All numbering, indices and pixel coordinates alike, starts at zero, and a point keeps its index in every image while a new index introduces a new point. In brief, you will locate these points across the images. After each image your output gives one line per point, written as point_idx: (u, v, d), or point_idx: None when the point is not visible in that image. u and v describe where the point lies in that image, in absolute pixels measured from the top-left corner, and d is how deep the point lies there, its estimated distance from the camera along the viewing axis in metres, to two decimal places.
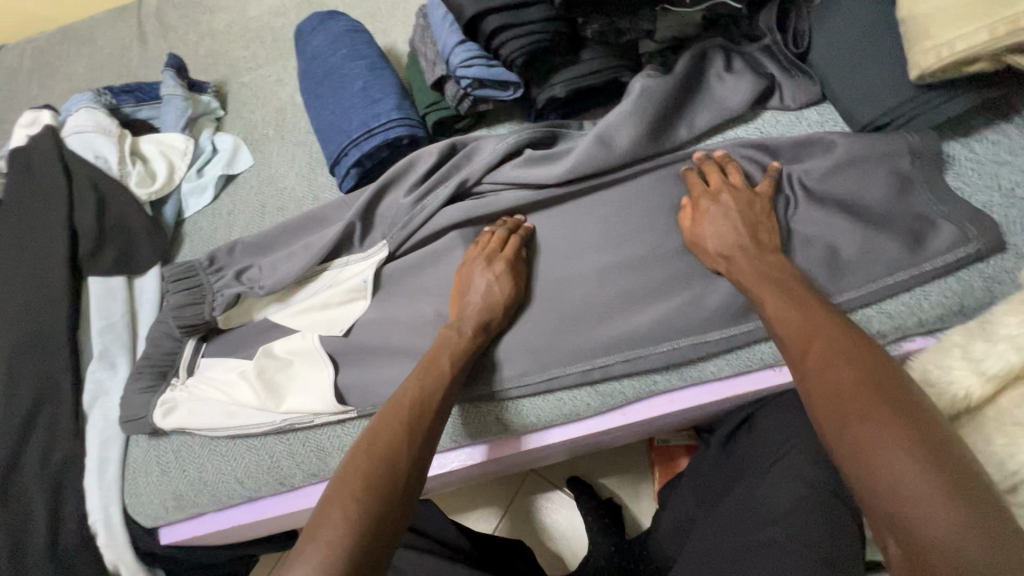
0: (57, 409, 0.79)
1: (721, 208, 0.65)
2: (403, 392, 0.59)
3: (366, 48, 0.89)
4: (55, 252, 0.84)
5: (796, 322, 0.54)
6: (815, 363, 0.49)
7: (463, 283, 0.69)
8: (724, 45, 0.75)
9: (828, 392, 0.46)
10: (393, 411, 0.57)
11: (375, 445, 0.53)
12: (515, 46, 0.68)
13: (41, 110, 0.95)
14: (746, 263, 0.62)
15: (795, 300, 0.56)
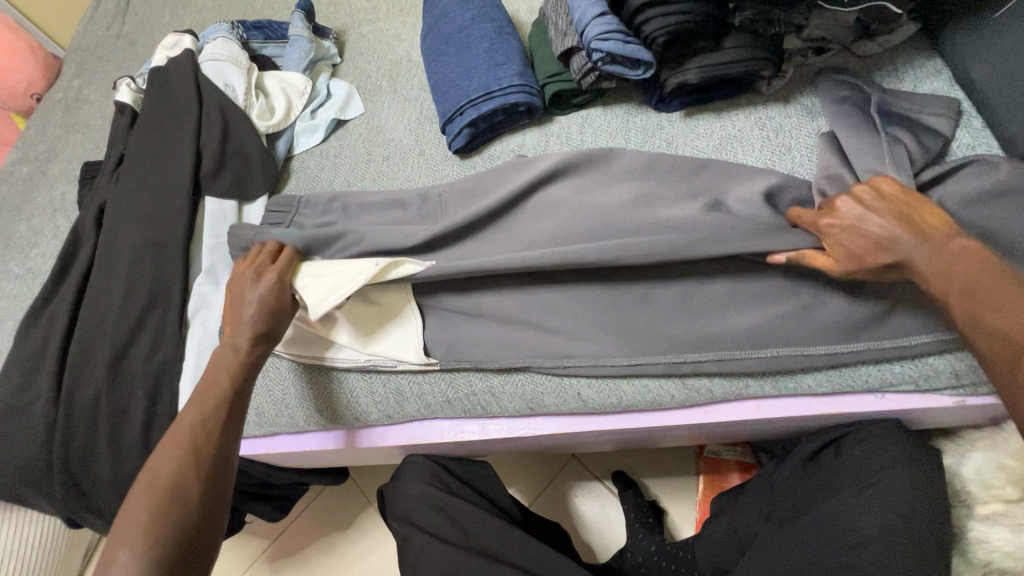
0: (166, 312, 0.85)
1: (887, 226, 0.56)
2: (188, 413, 0.61)
3: (495, 12, 0.90)
4: (181, 169, 0.90)
5: (998, 332, 0.50)
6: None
7: (235, 299, 0.67)
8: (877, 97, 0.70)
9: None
10: (177, 432, 0.60)
11: (160, 471, 0.57)
12: (660, 24, 0.68)
13: (183, 35, 1.01)
14: (922, 262, 0.54)
15: (979, 286, 0.52)
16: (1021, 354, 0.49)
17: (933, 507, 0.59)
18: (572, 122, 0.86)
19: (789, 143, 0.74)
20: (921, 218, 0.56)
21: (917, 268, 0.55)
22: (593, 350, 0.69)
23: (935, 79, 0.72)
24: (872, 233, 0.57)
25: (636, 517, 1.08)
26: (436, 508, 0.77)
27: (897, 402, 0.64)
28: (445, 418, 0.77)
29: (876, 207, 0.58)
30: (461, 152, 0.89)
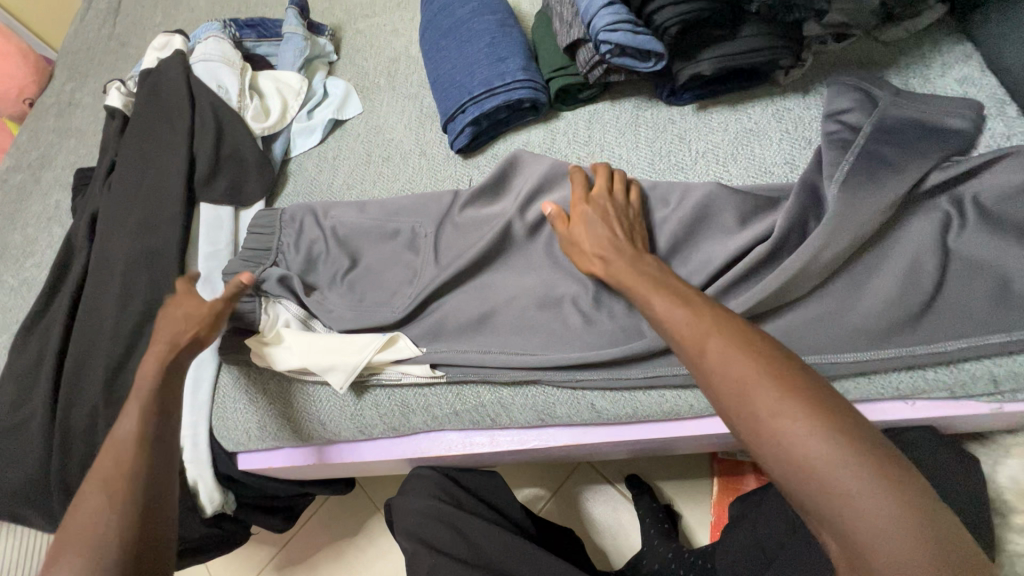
0: (162, 324, 0.82)
1: (597, 212, 0.65)
2: (118, 448, 0.54)
3: (496, 3, 0.86)
4: (174, 175, 0.87)
5: (682, 322, 0.49)
6: (747, 401, 0.42)
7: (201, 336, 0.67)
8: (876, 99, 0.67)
9: (730, 380, 0.44)
10: (102, 474, 0.53)
11: (93, 511, 0.50)
12: (673, 13, 0.64)
13: (173, 36, 0.97)
14: (633, 280, 0.56)
15: (686, 309, 0.50)
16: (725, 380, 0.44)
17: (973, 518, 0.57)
18: (579, 118, 0.82)
19: (809, 136, 0.71)
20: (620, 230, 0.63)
21: (636, 290, 0.55)
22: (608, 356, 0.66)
23: (965, 64, 0.68)
24: (608, 224, 0.63)
25: (651, 522, 1.05)
26: (446, 524, 0.73)
27: (931, 410, 0.60)
28: (453, 430, 0.74)
29: (608, 213, 0.64)
30: (464, 152, 0.85)
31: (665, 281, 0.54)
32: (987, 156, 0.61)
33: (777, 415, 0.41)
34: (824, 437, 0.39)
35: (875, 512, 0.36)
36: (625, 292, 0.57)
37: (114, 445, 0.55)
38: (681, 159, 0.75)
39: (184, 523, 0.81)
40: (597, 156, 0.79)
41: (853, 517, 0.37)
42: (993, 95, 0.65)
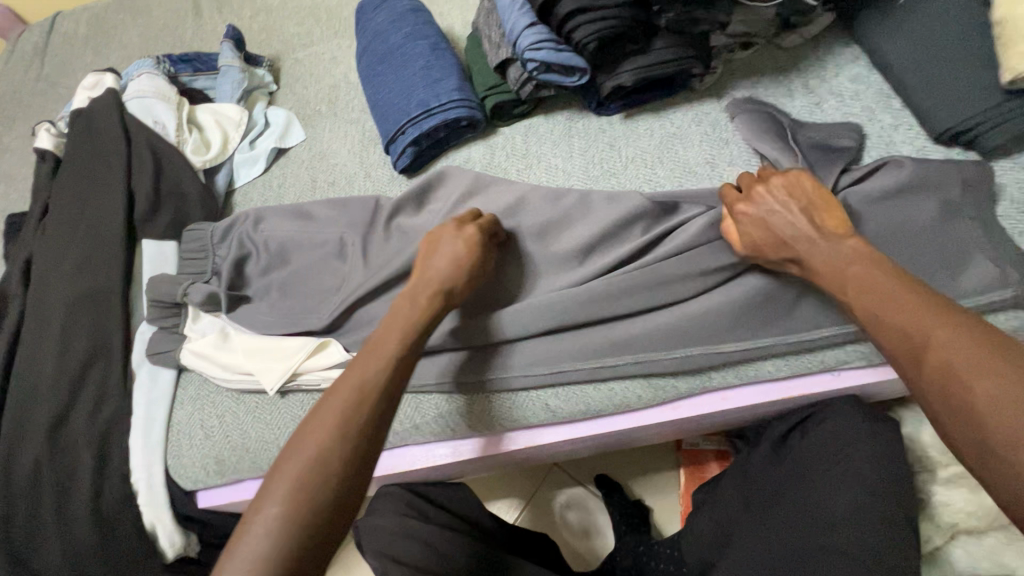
0: (108, 366, 0.80)
1: (772, 200, 0.61)
2: (328, 397, 0.53)
3: (428, 28, 0.89)
4: (113, 213, 0.86)
5: (891, 306, 0.50)
6: (927, 354, 0.46)
7: (430, 247, 0.68)
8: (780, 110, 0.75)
9: (917, 353, 0.47)
10: (324, 407, 0.52)
11: (314, 439, 0.50)
12: (590, 30, 0.68)
13: (104, 74, 0.96)
14: (820, 258, 0.57)
15: (885, 295, 0.51)
16: (917, 351, 0.47)
17: (897, 478, 0.61)
18: (516, 132, 0.86)
19: (726, 136, 0.76)
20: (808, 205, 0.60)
21: (819, 272, 0.57)
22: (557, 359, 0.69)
23: (854, 65, 0.75)
24: (778, 223, 0.60)
25: (621, 519, 1.07)
26: (416, 538, 0.74)
27: (853, 378, 0.66)
28: (415, 444, 0.75)
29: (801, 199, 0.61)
30: (407, 172, 0.88)
31: (878, 265, 0.53)
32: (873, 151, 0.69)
33: (957, 362, 0.44)
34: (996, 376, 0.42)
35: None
36: (809, 272, 0.58)
37: (333, 387, 0.54)
38: (613, 165, 0.79)
39: None
40: (535, 167, 0.82)
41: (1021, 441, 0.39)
42: (880, 90, 0.72)
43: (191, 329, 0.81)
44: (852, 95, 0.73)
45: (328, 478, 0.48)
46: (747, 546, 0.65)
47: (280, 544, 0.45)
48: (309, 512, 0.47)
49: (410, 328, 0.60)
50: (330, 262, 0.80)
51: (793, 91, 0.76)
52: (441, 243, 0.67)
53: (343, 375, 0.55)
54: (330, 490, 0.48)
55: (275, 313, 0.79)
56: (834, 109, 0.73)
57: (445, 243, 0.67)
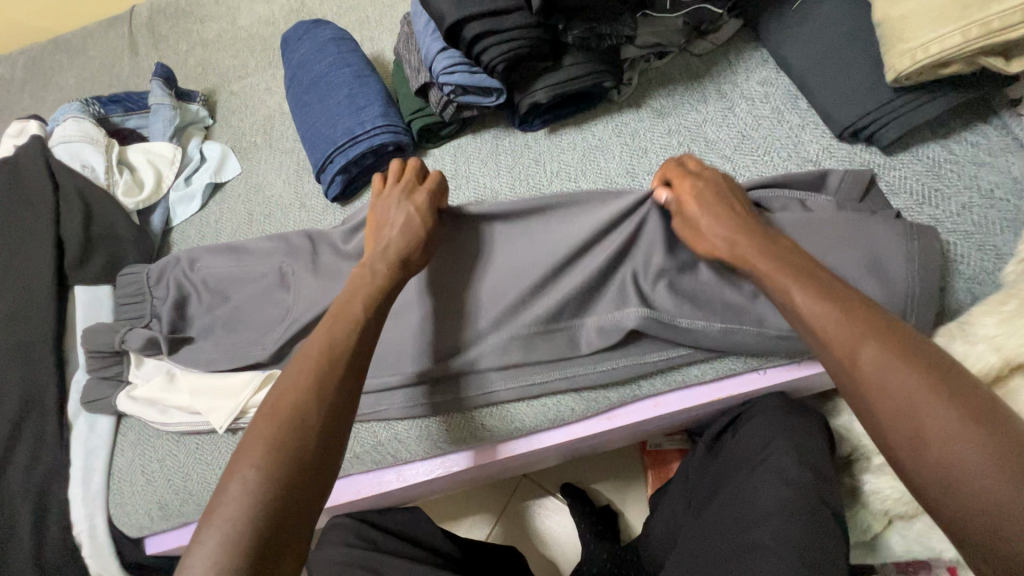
0: (43, 417, 0.78)
1: (704, 209, 0.61)
2: (294, 365, 0.53)
3: (352, 55, 0.90)
4: (41, 262, 0.84)
5: (821, 315, 0.48)
6: (850, 366, 0.45)
7: (380, 217, 0.67)
8: (698, 116, 0.77)
9: (846, 357, 0.46)
10: (296, 369, 0.53)
11: (287, 396, 0.50)
12: (496, 52, 0.69)
13: (29, 121, 0.95)
14: (763, 262, 0.55)
15: (824, 295, 0.49)
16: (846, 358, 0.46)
17: (822, 470, 0.62)
18: (446, 153, 0.86)
19: (644, 145, 0.77)
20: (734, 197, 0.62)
21: (756, 266, 0.55)
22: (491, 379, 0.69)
23: (763, 67, 0.77)
24: (719, 217, 0.60)
25: (587, 527, 1.08)
26: (363, 567, 0.73)
27: (780, 375, 0.67)
28: (360, 473, 0.74)
29: (715, 203, 0.61)
30: (340, 199, 0.88)
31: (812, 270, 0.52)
32: (786, 152, 0.71)
33: (879, 374, 0.43)
34: (920, 382, 0.41)
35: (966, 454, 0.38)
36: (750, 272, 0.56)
37: (297, 356, 0.54)
38: (539, 180, 0.80)
39: None
40: (463, 187, 0.83)
41: (945, 455, 0.39)
42: (787, 92, 0.74)
43: (136, 375, 0.79)
44: (763, 98, 0.75)
45: (308, 425, 0.49)
46: (685, 545, 0.66)
47: (265, 485, 0.45)
48: (294, 458, 0.47)
49: (345, 308, 0.58)
50: (264, 296, 0.80)
51: (707, 96, 0.78)
52: (388, 212, 0.67)
53: (304, 344, 0.56)
54: (309, 440, 0.48)
55: (210, 351, 0.78)
56: (746, 111, 0.75)
57: (397, 208, 0.67)
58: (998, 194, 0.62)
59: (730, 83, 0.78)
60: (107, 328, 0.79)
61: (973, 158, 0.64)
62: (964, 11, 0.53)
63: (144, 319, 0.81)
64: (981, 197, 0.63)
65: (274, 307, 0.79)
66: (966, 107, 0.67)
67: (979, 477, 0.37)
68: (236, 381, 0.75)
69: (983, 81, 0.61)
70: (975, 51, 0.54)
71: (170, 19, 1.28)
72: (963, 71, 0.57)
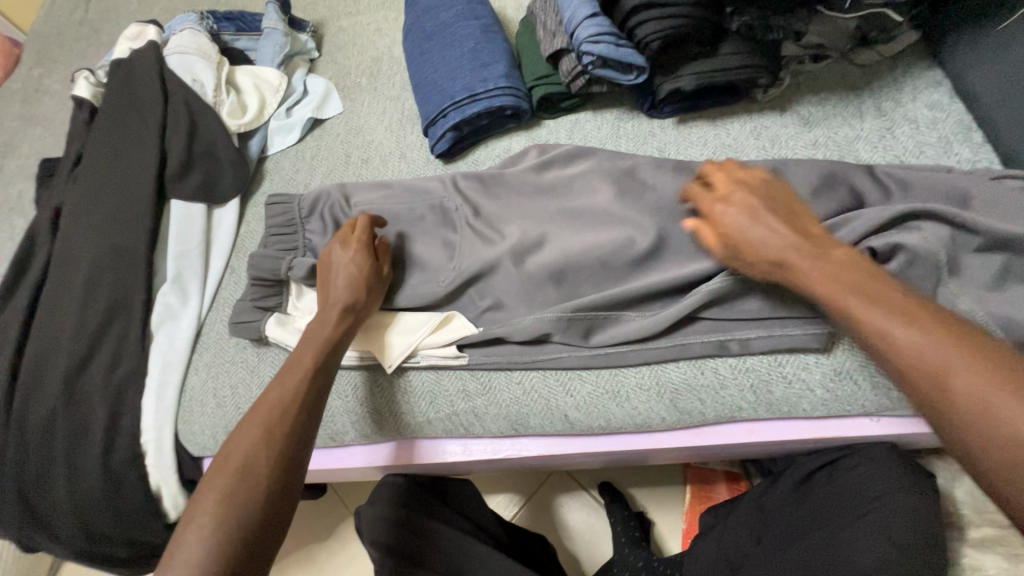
0: (128, 323, 0.79)
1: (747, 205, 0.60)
2: (236, 449, 0.52)
3: (481, 9, 0.85)
4: (145, 170, 0.84)
5: (916, 324, 0.46)
6: (914, 363, 0.45)
7: (325, 271, 0.68)
8: (852, 133, 0.70)
9: (923, 372, 0.44)
10: (230, 455, 0.51)
11: (230, 459, 0.51)
12: (654, 26, 0.64)
13: (147, 26, 0.95)
14: (815, 269, 0.53)
15: (888, 305, 0.48)
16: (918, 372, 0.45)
17: (931, 538, 0.57)
18: (561, 127, 0.82)
19: (785, 153, 0.71)
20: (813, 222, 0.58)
21: (807, 269, 0.54)
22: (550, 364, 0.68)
23: (934, 91, 0.70)
24: (769, 250, 0.57)
25: (621, 530, 1.06)
26: (419, 535, 0.73)
27: (895, 425, 0.62)
28: (426, 438, 0.73)
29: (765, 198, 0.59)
30: (443, 157, 0.85)
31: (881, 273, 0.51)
32: None
33: (969, 388, 0.41)
34: (986, 375, 0.41)
35: None
36: (794, 281, 0.55)
37: (230, 447, 0.52)
38: None
39: (147, 527, 0.78)
40: None
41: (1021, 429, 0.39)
42: (961, 121, 0.67)
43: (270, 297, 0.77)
44: (931, 122, 0.68)
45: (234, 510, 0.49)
46: None
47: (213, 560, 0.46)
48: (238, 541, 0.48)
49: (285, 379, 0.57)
50: None
51: (864, 112, 0.71)
52: (331, 266, 0.68)
53: (236, 432, 0.53)
54: (253, 520, 0.49)
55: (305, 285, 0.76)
56: (908, 134, 0.68)
57: (336, 263, 0.67)
58: None
59: (895, 99, 0.71)
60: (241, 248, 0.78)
61: None
62: None
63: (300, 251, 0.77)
64: None
65: None
66: None
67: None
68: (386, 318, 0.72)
69: None
70: None
71: None
72: None
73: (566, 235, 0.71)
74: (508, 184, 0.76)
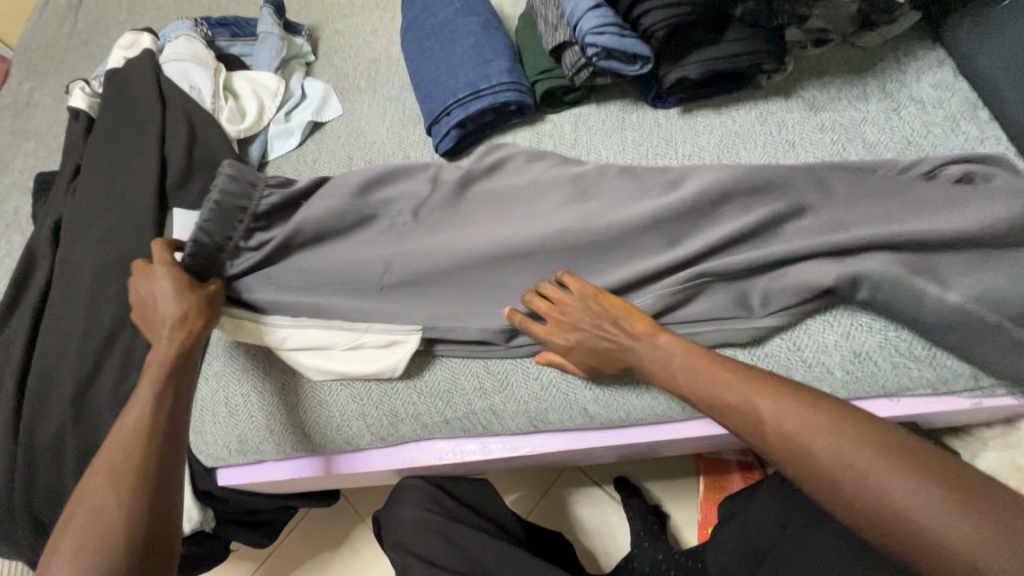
0: (135, 334, 0.78)
1: (582, 329, 0.61)
2: (98, 499, 0.51)
3: (480, 5, 0.85)
4: (145, 179, 0.83)
5: (731, 404, 0.51)
6: (760, 435, 0.49)
7: (149, 303, 0.62)
8: (857, 115, 0.70)
9: (773, 441, 0.48)
10: (72, 521, 0.51)
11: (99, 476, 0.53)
12: (660, 16, 0.64)
13: (141, 34, 0.94)
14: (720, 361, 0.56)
15: (715, 379, 0.53)
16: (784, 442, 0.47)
17: None
18: (565, 120, 0.82)
19: (793, 138, 0.71)
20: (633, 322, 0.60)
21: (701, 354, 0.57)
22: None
23: (938, 70, 0.70)
24: (601, 344, 0.61)
25: (639, 524, 1.05)
26: (438, 535, 0.73)
27: (917, 406, 0.61)
28: (443, 438, 0.73)
29: (591, 320, 0.61)
30: (447, 155, 0.84)
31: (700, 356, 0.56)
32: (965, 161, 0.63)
33: (828, 451, 0.44)
34: (909, 480, 0.41)
35: (936, 528, 0.39)
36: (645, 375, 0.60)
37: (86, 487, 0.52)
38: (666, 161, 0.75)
39: None
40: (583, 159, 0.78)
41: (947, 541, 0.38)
42: (967, 99, 0.67)
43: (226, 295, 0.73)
44: (937, 103, 0.68)
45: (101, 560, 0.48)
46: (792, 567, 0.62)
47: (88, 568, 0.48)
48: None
49: (125, 426, 0.56)
50: None
51: (868, 94, 0.71)
52: (150, 295, 0.62)
53: (84, 488, 0.52)
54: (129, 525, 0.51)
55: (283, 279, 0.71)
56: (910, 113, 0.69)
57: (155, 287, 0.61)
58: None
59: (898, 81, 0.71)
60: None
61: None
62: None
63: None
64: None
65: None
66: None
67: (957, 544, 0.38)
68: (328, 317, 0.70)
69: None
70: None
71: None
72: None
73: None
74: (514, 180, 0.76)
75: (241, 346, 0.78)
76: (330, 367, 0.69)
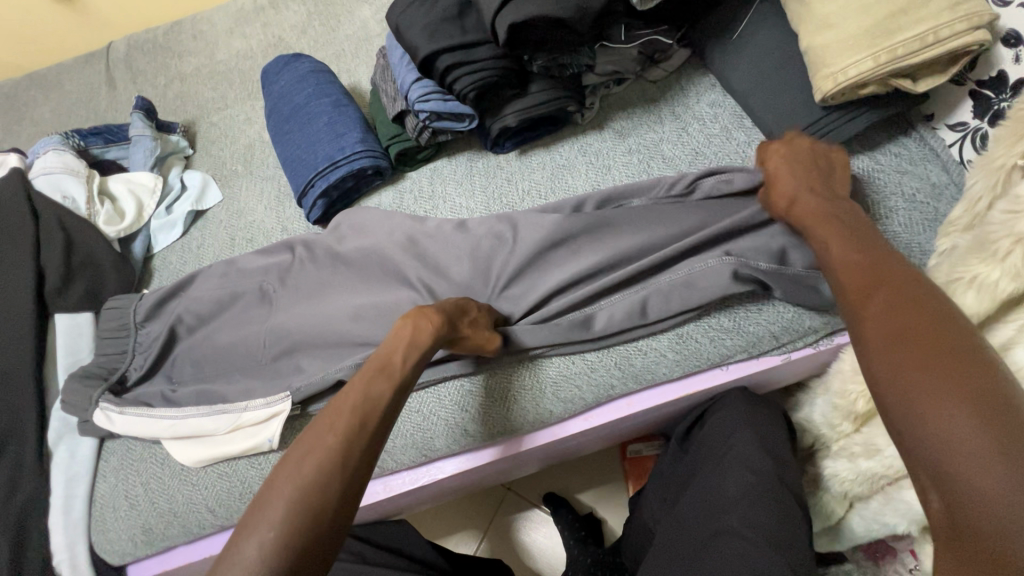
0: (23, 445, 0.78)
1: (789, 164, 0.66)
2: (304, 463, 0.47)
3: (331, 86, 0.94)
4: (21, 290, 0.85)
5: (863, 276, 0.49)
6: (859, 299, 0.48)
7: (447, 306, 0.64)
8: (656, 136, 0.84)
9: (863, 310, 0.47)
10: (301, 459, 0.47)
11: (312, 454, 0.47)
12: (467, 81, 0.73)
13: (8, 154, 0.97)
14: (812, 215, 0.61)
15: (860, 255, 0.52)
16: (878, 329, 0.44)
17: (780, 456, 0.67)
18: (422, 176, 0.91)
19: (609, 163, 0.84)
20: (828, 174, 0.65)
21: (811, 225, 0.60)
22: (438, 382, 0.74)
23: (711, 92, 0.85)
24: (789, 185, 0.65)
25: (570, 534, 1.10)
26: None
27: (740, 369, 0.72)
28: None
29: (806, 165, 0.66)
30: (321, 222, 0.92)
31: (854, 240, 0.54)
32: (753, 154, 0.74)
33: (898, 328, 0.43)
34: (940, 377, 0.38)
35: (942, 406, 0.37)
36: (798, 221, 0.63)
37: (301, 456, 0.48)
38: (511, 197, 0.85)
39: None
40: (440, 208, 0.88)
41: (934, 427, 0.37)
42: (733, 112, 0.83)
43: (109, 395, 0.80)
44: (713, 118, 0.83)
45: (331, 488, 0.46)
46: (663, 536, 0.69)
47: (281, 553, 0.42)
48: (311, 538, 0.44)
49: (387, 364, 0.57)
50: (246, 317, 0.83)
51: (662, 118, 0.85)
52: (457, 308, 0.65)
53: (298, 449, 0.48)
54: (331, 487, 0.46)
55: (178, 374, 0.82)
56: (695, 129, 0.83)
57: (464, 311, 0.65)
58: (920, 198, 0.69)
59: (684, 103, 0.85)
60: (106, 360, 0.83)
61: (897, 167, 0.71)
62: (874, 40, 0.60)
63: (119, 373, 0.83)
64: (905, 201, 0.70)
65: (260, 328, 0.82)
66: (889, 123, 0.74)
67: (955, 431, 0.36)
68: (214, 404, 0.77)
69: (902, 99, 0.69)
70: (887, 74, 0.62)
71: (145, 52, 1.27)
72: (879, 91, 0.65)
73: (438, 268, 0.78)
74: (378, 234, 0.83)
75: (138, 437, 0.80)
76: (213, 451, 0.75)
